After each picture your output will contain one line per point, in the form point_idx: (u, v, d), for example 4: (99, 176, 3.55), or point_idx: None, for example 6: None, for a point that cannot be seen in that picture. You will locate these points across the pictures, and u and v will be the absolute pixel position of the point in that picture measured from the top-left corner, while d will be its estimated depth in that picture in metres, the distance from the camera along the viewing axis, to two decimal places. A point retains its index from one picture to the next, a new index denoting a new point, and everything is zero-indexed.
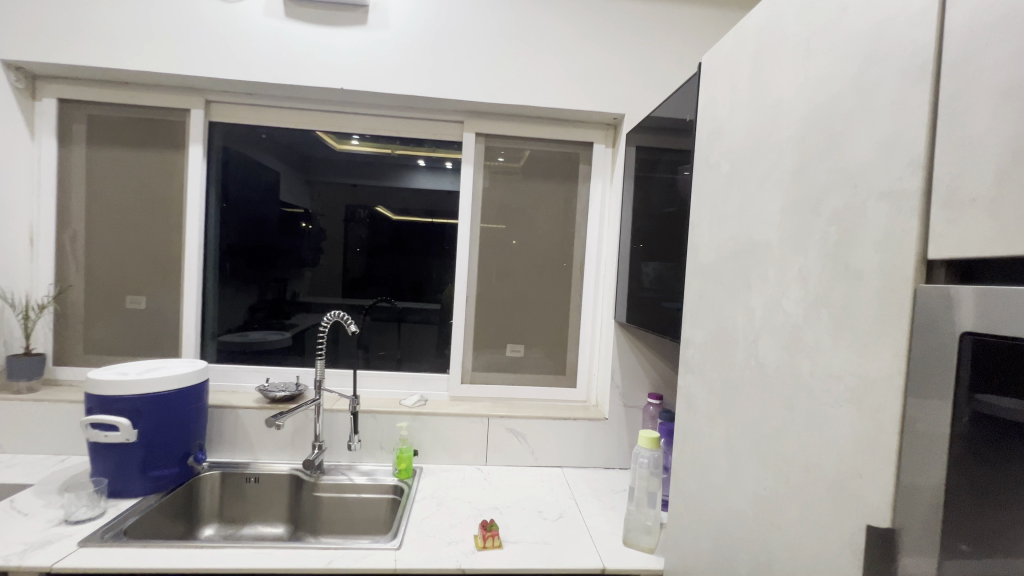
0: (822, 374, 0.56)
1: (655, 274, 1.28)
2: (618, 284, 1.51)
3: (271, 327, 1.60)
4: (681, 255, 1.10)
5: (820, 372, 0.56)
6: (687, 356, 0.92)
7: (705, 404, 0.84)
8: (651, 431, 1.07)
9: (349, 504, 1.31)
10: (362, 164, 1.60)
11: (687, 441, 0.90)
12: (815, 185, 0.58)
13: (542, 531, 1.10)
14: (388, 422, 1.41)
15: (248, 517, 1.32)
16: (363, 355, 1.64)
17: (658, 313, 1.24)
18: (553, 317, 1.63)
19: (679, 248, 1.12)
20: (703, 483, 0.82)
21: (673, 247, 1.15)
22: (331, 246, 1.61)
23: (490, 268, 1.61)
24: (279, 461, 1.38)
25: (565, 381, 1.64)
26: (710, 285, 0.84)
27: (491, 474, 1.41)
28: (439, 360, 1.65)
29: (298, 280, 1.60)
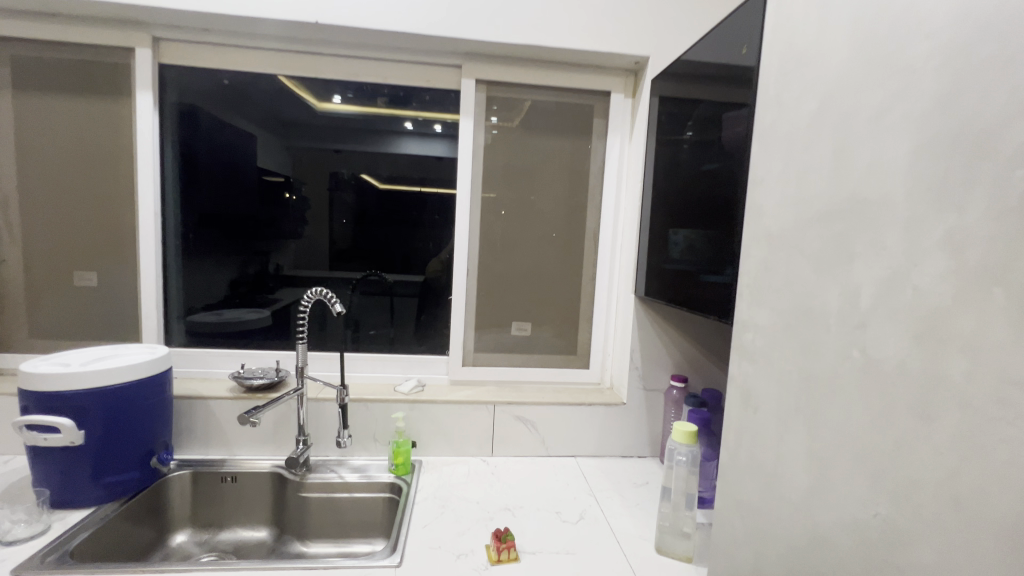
0: (985, 388, 0.36)
1: (688, 242, 1.11)
2: (639, 254, 1.34)
3: (245, 306, 1.42)
4: (730, 220, 0.93)
5: (984, 385, 0.36)
6: (743, 340, 0.76)
7: (771, 400, 0.69)
8: (688, 424, 0.93)
9: (340, 505, 1.16)
10: (347, 124, 1.38)
11: (741, 441, 0.76)
12: (980, 102, 0.37)
13: (562, 537, 0.96)
14: (382, 412, 1.26)
15: (225, 520, 1.17)
16: (353, 335, 1.47)
17: (690, 288, 1.08)
18: (564, 292, 1.47)
19: (728, 212, 0.94)
20: (768, 495, 0.68)
21: (718, 211, 0.98)
22: (316, 217, 1.40)
23: (493, 237, 1.43)
24: (259, 457, 1.23)
25: (577, 361, 1.49)
26: (782, 255, 0.67)
27: (497, 466, 1.27)
28: (437, 339, 1.49)
29: (281, 251, 1.41)
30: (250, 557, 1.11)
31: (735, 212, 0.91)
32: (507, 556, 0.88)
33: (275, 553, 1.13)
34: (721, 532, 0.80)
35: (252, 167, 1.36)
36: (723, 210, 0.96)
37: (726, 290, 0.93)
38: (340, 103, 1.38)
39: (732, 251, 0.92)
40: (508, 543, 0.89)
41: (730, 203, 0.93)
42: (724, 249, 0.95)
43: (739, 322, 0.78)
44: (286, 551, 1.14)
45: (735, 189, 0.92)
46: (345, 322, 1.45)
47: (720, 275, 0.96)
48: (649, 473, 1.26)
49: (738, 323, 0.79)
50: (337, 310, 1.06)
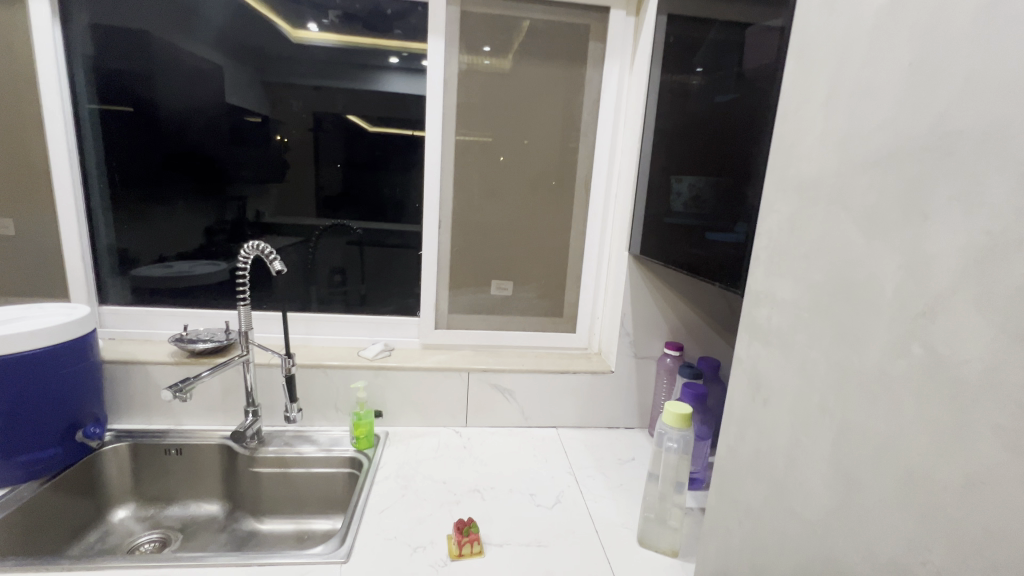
0: None
1: (693, 192, 0.94)
2: (635, 205, 1.17)
3: (200, 258, 1.26)
4: (749, 166, 0.76)
5: None
6: (756, 317, 0.62)
7: (788, 395, 0.55)
8: (682, 406, 0.81)
9: (296, 481, 1.06)
10: (326, 59, 1.18)
11: (744, 437, 0.63)
12: None
13: (534, 524, 0.86)
14: (343, 380, 1.15)
15: (171, 494, 1.08)
16: (317, 293, 1.33)
17: (693, 247, 0.93)
18: (550, 247, 1.31)
19: (746, 155, 0.77)
20: (776, 505, 0.56)
21: (733, 154, 0.81)
22: (299, 160, 1.23)
23: (470, 184, 1.26)
24: (207, 428, 1.12)
25: (563, 324, 1.36)
26: (819, 212, 0.51)
27: (471, 438, 1.16)
28: (409, 298, 1.35)
29: (260, 197, 1.24)
30: (198, 535, 1.02)
31: (758, 153, 0.74)
32: (468, 551, 0.78)
33: (226, 530, 1.04)
34: (713, 534, 0.69)
35: (210, 100, 1.18)
36: (739, 153, 0.79)
37: (738, 253, 0.77)
38: (318, 33, 1.16)
39: (747, 203, 0.76)
40: (471, 538, 0.78)
41: (749, 144, 0.76)
42: (738, 201, 0.79)
43: (753, 294, 0.63)
44: (238, 528, 1.05)
45: (756, 127, 0.74)
46: (316, 270, 1.31)
47: (730, 233, 0.80)
48: (636, 447, 1.16)
49: (751, 295, 0.64)
50: (277, 269, 0.91)
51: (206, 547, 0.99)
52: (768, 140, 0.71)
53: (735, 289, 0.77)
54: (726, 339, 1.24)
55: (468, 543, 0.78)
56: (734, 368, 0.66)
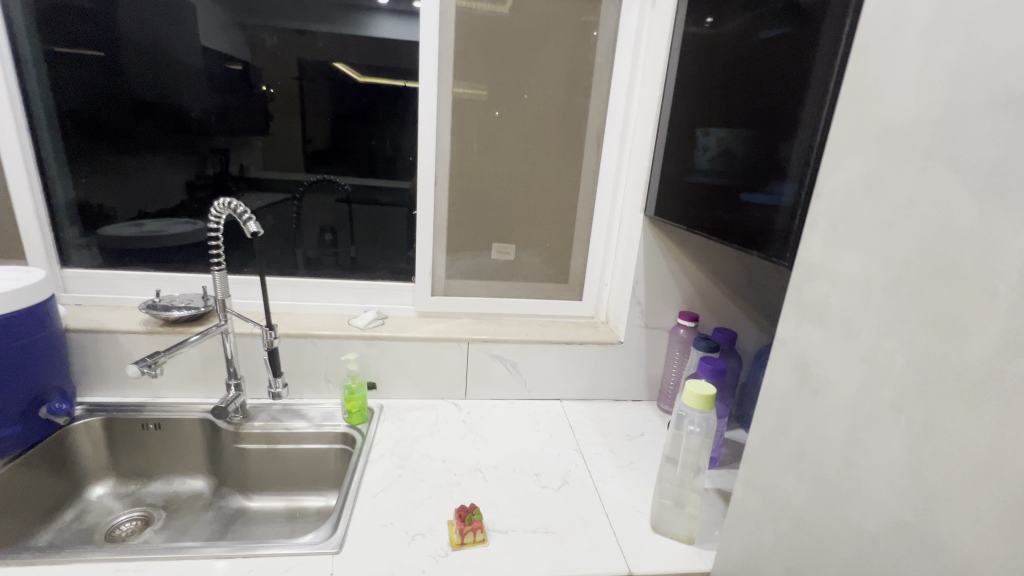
0: None
1: (722, 147, 0.84)
2: (653, 162, 1.06)
3: (179, 216, 1.16)
4: (800, 116, 0.65)
5: None
6: (810, 295, 0.53)
7: (850, 387, 0.47)
8: (705, 387, 0.73)
9: (286, 456, 1.00)
10: None
11: (787, 430, 0.56)
12: None
13: (540, 508, 0.81)
14: (333, 350, 1.06)
15: (152, 470, 1.01)
16: (303, 256, 1.23)
17: (721, 211, 0.83)
18: (557, 209, 1.20)
19: (796, 103, 0.65)
20: (828, 509, 0.49)
21: (780, 102, 0.69)
22: (284, 110, 1.11)
23: (469, 137, 1.13)
24: (187, 401, 1.04)
25: (568, 291, 1.27)
26: (911, 170, 0.41)
27: (471, 412, 1.10)
28: (403, 262, 1.25)
29: (245, 150, 1.13)
30: (182, 513, 0.97)
31: (815, 101, 0.62)
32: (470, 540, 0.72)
33: (212, 508, 0.98)
34: (740, 527, 0.64)
35: (179, 38, 1.04)
36: (787, 100, 0.67)
37: (778, 219, 0.68)
38: None
39: (794, 160, 0.65)
40: (475, 526, 0.73)
41: (803, 90, 0.64)
42: (782, 158, 0.68)
43: (806, 268, 0.54)
44: (225, 505, 0.99)
45: (812, 68, 0.63)
46: (303, 230, 1.22)
47: (769, 195, 0.70)
48: (645, 421, 1.10)
49: (802, 269, 0.54)
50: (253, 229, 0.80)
51: (191, 526, 0.94)
52: (833, 83, 0.59)
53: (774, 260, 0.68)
54: (742, 308, 1.16)
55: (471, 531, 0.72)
56: (775, 352, 0.58)
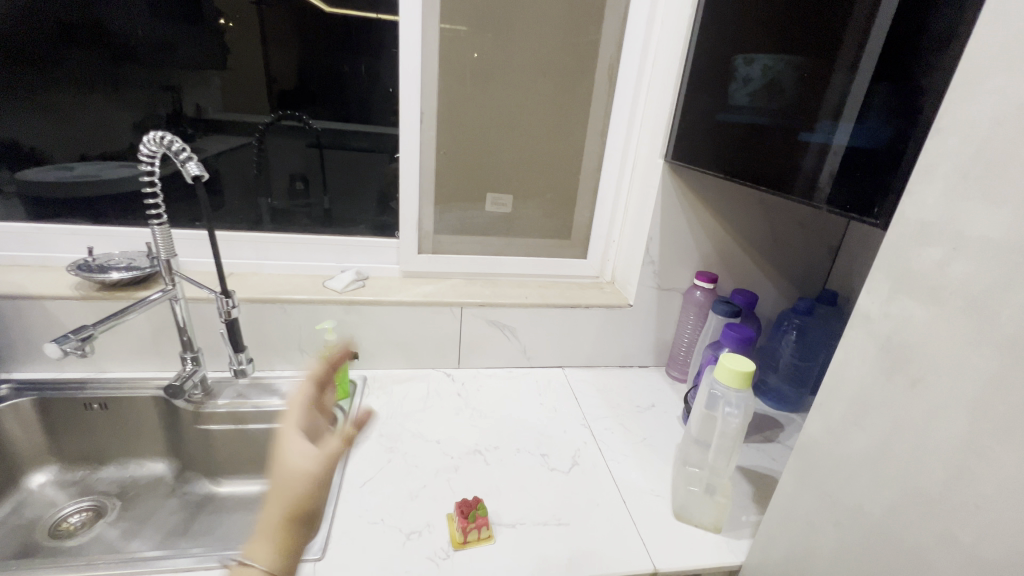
0: None
1: (769, 77, 0.70)
2: (677, 101, 0.91)
3: (123, 160, 0.98)
4: (907, 21, 0.48)
5: None
6: (915, 260, 0.42)
7: (977, 382, 0.37)
8: (745, 363, 0.63)
9: (257, 437, 0.89)
10: None
11: (866, 423, 0.46)
12: None
13: (550, 495, 0.72)
14: (307, 317, 0.93)
15: (102, 454, 0.88)
16: (267, 207, 1.07)
17: (767, 155, 0.69)
18: (560, 154, 1.05)
19: (901, 3, 0.48)
20: (924, 523, 0.41)
21: (875, 5, 0.51)
22: (238, 34, 0.92)
23: (459, 64, 0.95)
24: (138, 376, 0.90)
25: (571, 249, 1.15)
26: None
27: (465, 383, 0.99)
28: (384, 215, 1.10)
29: (198, 86, 0.95)
30: (140, 502, 0.85)
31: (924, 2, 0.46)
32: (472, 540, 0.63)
33: (175, 494, 0.87)
34: (787, 525, 0.56)
35: None
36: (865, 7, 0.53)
37: (857, 161, 0.52)
38: None
39: (888, 84, 0.50)
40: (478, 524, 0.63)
41: None
42: (871, 80, 0.51)
43: (912, 226, 0.42)
44: (191, 491, 0.88)
45: None
46: (270, 176, 1.04)
47: (846, 130, 0.54)
48: (654, 390, 1.02)
49: (906, 227, 0.43)
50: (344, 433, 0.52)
51: (152, 516, 0.83)
52: None
53: (848, 217, 0.53)
54: (762, 268, 1.06)
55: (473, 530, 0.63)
56: (853, 328, 0.48)
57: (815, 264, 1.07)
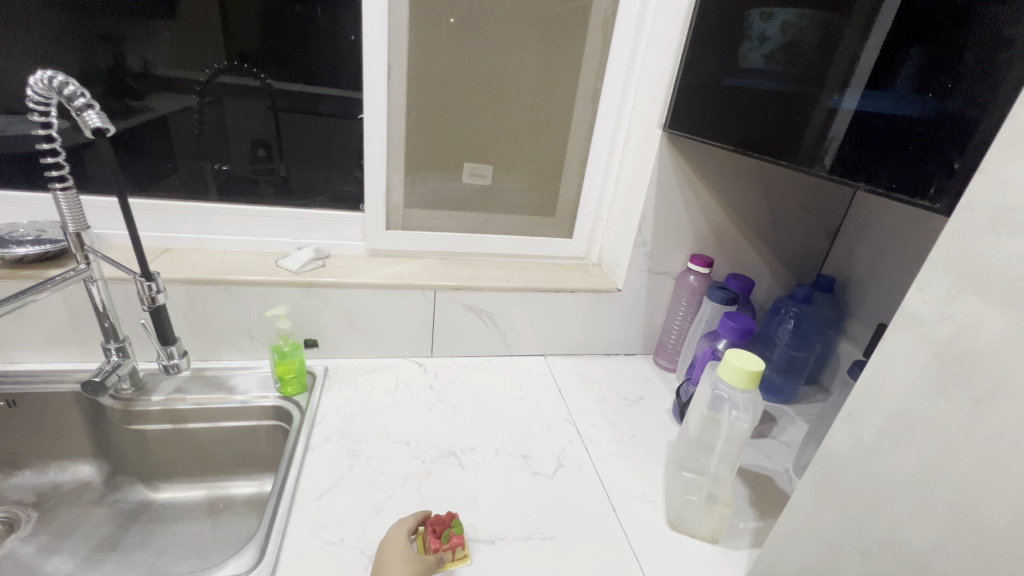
0: None
1: (788, 34, 0.61)
2: (679, 63, 0.81)
3: (21, 113, 0.81)
4: None
5: None
6: (988, 253, 0.34)
7: None
8: (754, 362, 0.56)
9: (200, 437, 0.78)
10: None
11: (909, 442, 0.39)
12: None
13: (533, 504, 0.65)
14: (256, 301, 0.82)
15: (13, 460, 0.76)
16: (212, 174, 0.93)
17: (782, 125, 0.60)
18: (545, 122, 0.95)
19: None
20: (982, 561, 0.35)
21: None
22: None
23: (433, 11, 0.82)
24: (55, 369, 0.78)
25: (554, 227, 1.06)
26: None
27: (439, 373, 0.90)
28: (347, 185, 0.97)
29: (129, 35, 0.79)
30: (61, 513, 0.74)
31: None
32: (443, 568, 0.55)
33: (104, 502, 0.76)
34: (802, 545, 0.50)
35: None
36: None
37: (906, 132, 0.44)
38: None
39: (945, 40, 0.41)
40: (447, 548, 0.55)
41: None
42: (929, 32, 0.43)
43: (989, 213, 0.34)
44: (123, 499, 0.77)
45: None
46: (232, 139, 0.89)
47: (893, 93, 0.46)
48: (642, 381, 0.95)
49: (978, 213, 0.35)
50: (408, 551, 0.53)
51: (75, 529, 0.72)
52: None
53: (892, 197, 0.45)
54: (758, 251, 0.99)
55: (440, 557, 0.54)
56: (897, 330, 0.40)
57: (812, 249, 1.01)
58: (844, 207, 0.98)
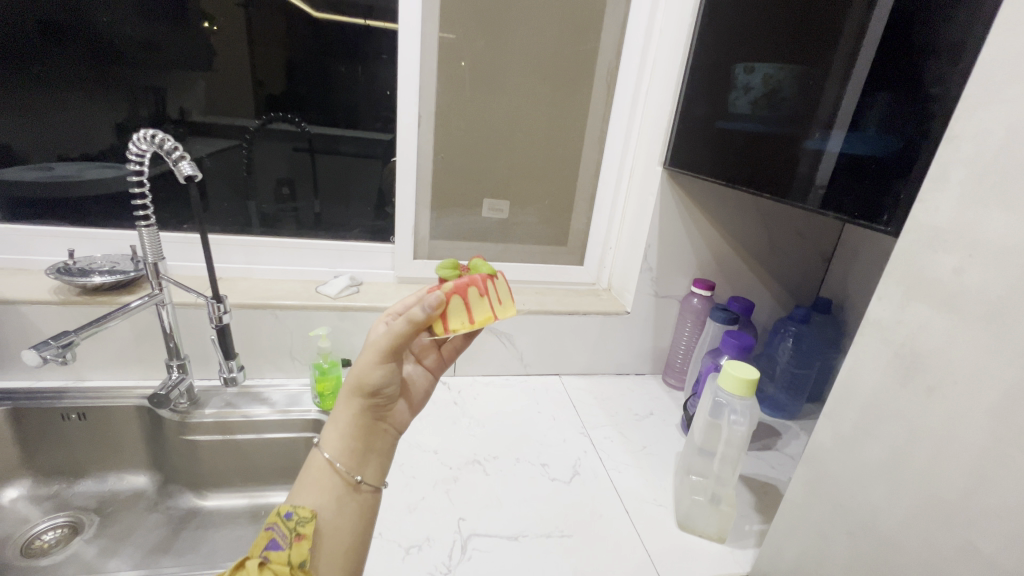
0: None
1: (768, 85, 0.70)
2: (676, 109, 0.92)
3: (103, 161, 0.95)
4: (913, 34, 0.48)
5: None
6: (929, 268, 0.42)
7: (992, 389, 0.37)
8: (749, 371, 0.62)
9: (245, 448, 0.85)
10: None
11: (879, 433, 0.46)
12: None
13: (552, 506, 0.70)
14: (299, 325, 0.91)
15: (79, 468, 0.84)
16: (259, 211, 1.04)
17: (770, 162, 0.68)
18: (557, 162, 1.05)
19: (908, 16, 0.49)
20: (939, 532, 0.40)
21: (878, 20, 0.53)
22: (233, 42, 0.90)
23: (458, 70, 0.95)
24: (120, 385, 0.87)
25: (567, 255, 1.15)
26: None
27: (462, 391, 0.97)
28: (378, 220, 1.08)
29: (185, 93, 0.92)
30: (120, 518, 0.81)
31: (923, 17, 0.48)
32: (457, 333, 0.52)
33: (157, 509, 0.83)
34: (798, 536, 0.55)
35: None
36: (864, 20, 0.55)
37: (866, 169, 0.52)
38: None
39: (894, 93, 0.50)
40: (454, 295, 0.52)
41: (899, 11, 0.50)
42: (878, 88, 0.52)
43: (925, 235, 0.42)
44: (174, 506, 0.84)
45: None
46: (256, 180, 1.01)
47: (855, 136, 0.54)
48: (653, 398, 1.01)
49: (918, 235, 0.43)
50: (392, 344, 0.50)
51: (132, 533, 0.79)
52: None
53: (857, 223, 0.53)
54: (758, 276, 1.06)
55: (449, 310, 0.51)
56: (865, 336, 0.47)
57: (810, 273, 1.08)
58: (836, 233, 1.06)
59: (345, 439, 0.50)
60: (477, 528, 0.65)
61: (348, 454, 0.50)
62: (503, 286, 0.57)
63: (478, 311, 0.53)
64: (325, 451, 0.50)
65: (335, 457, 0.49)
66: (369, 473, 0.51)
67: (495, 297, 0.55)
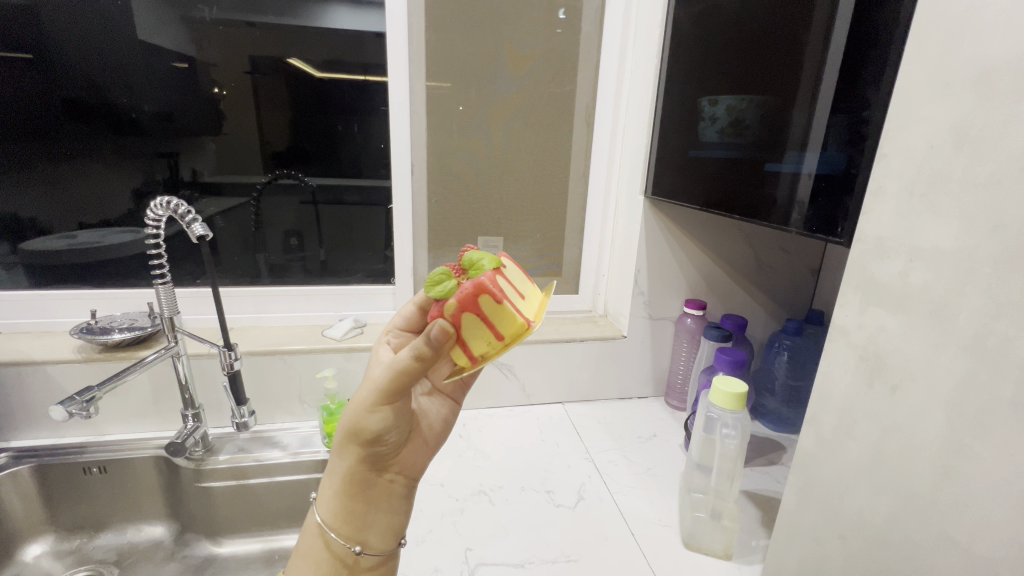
0: None
1: (732, 116, 0.76)
2: (652, 142, 0.98)
3: (122, 225, 1.02)
4: (847, 67, 0.54)
5: None
6: (878, 273, 0.45)
7: (943, 383, 0.39)
8: (737, 384, 0.65)
9: (258, 492, 0.87)
10: None
11: (855, 433, 0.48)
12: None
13: (558, 533, 0.71)
14: (307, 368, 0.95)
15: (100, 521, 0.86)
16: (266, 262, 1.10)
17: (741, 186, 0.73)
18: (546, 197, 1.11)
19: (841, 53, 0.54)
20: (918, 525, 0.42)
21: (820, 57, 0.58)
22: (241, 111, 0.99)
23: (447, 121, 1.02)
24: (139, 437, 0.91)
25: (563, 285, 1.19)
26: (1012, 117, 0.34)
27: (467, 424, 0.99)
28: (378, 264, 1.14)
29: (198, 157, 1.00)
30: (138, 568, 0.82)
31: (854, 54, 0.53)
32: (487, 349, 0.50)
33: (174, 558, 0.85)
34: (796, 543, 0.56)
35: (111, 32, 0.91)
36: (808, 57, 0.60)
37: (820, 188, 0.57)
38: None
39: (836, 119, 0.55)
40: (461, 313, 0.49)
41: (837, 52, 0.55)
42: (823, 117, 0.57)
43: (872, 244, 0.46)
44: (191, 554, 0.85)
45: (836, 21, 0.55)
46: (264, 234, 1.08)
47: (809, 159, 0.59)
48: (656, 420, 1.02)
49: (865, 244, 0.46)
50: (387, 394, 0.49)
51: None
52: (887, 28, 0.49)
53: (817, 238, 0.57)
54: (749, 292, 1.09)
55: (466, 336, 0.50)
56: (833, 341, 0.50)
57: (799, 288, 1.11)
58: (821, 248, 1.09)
59: (347, 504, 0.53)
60: (484, 557, 0.67)
61: (349, 522, 0.53)
62: (513, 271, 0.55)
63: (501, 321, 0.49)
64: (328, 516, 0.53)
65: (337, 526, 0.53)
66: (369, 540, 0.53)
67: (514, 289, 0.52)
